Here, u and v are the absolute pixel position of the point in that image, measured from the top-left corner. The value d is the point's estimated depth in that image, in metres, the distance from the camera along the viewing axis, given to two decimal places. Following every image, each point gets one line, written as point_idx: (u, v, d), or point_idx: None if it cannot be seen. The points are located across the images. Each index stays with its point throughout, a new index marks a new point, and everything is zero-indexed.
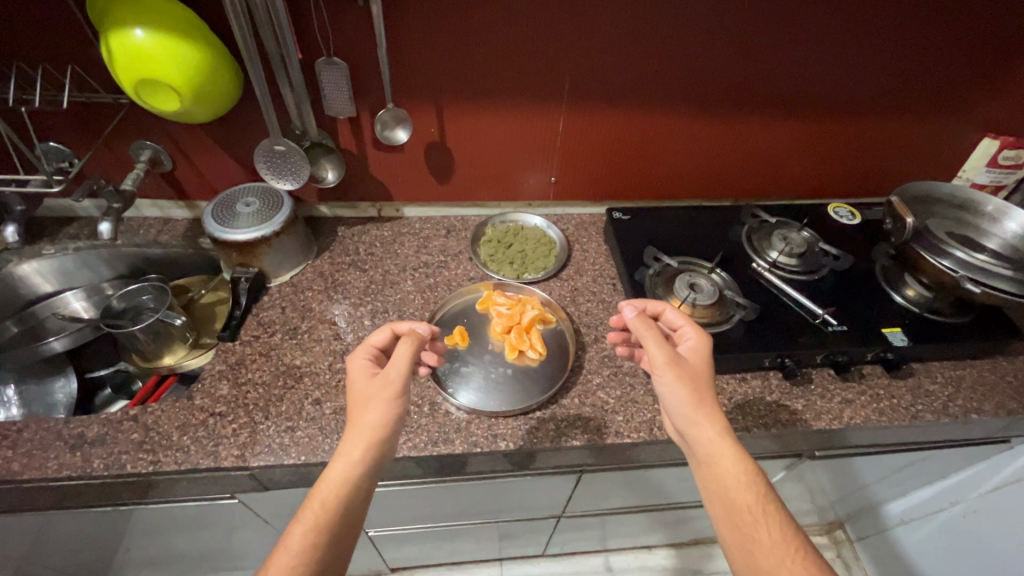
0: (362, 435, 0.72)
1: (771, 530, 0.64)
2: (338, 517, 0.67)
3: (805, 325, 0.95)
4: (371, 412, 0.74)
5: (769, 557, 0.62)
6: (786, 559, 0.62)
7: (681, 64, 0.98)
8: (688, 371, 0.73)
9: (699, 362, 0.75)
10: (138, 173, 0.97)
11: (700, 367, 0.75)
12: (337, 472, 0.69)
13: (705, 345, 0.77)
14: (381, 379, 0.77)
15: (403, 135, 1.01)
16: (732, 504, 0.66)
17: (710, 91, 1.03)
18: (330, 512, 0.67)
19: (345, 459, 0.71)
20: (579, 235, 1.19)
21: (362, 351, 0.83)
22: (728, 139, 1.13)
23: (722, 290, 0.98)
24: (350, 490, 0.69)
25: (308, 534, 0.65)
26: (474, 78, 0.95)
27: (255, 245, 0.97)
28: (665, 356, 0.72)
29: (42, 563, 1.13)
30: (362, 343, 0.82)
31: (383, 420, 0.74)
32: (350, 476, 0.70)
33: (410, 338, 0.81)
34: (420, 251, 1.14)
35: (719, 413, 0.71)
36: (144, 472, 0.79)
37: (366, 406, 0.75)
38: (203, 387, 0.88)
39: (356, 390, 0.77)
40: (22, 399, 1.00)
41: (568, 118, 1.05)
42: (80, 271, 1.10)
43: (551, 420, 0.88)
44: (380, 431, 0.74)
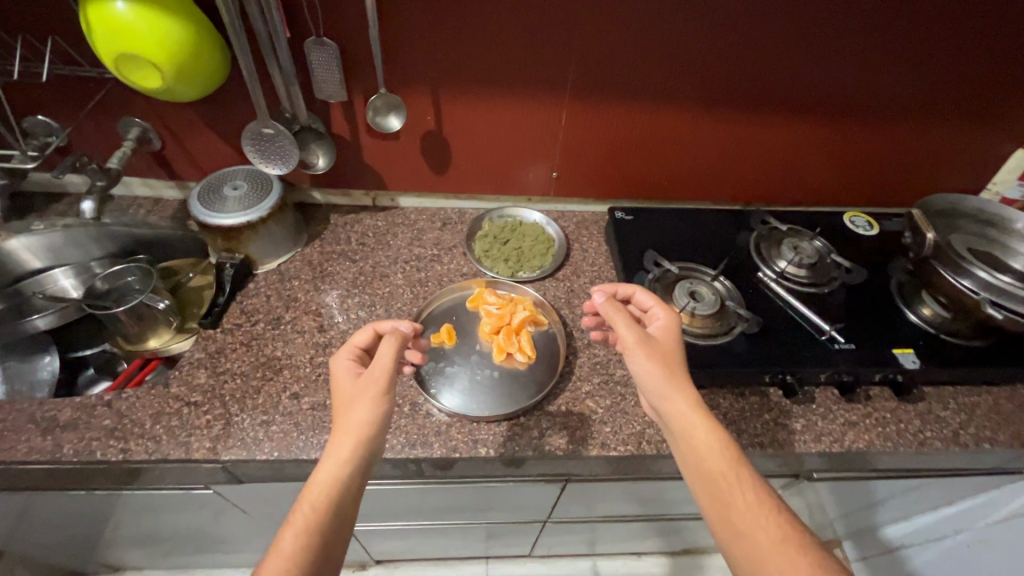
0: (351, 436, 0.69)
1: (746, 494, 0.62)
2: (328, 521, 0.64)
3: (810, 341, 0.89)
4: (359, 411, 0.71)
5: (746, 520, 0.61)
6: (762, 521, 0.61)
7: (695, 59, 0.92)
8: (656, 347, 0.72)
9: (670, 338, 0.74)
10: (123, 151, 0.96)
11: (669, 342, 0.74)
12: (328, 474, 0.67)
13: (674, 323, 0.77)
14: (366, 376, 0.75)
15: (397, 123, 0.97)
16: (707, 472, 0.64)
17: (724, 87, 0.97)
18: (318, 516, 0.64)
19: (334, 463, 0.68)
20: (579, 234, 1.14)
21: (346, 351, 0.80)
22: (741, 139, 1.07)
23: (724, 300, 0.93)
24: (339, 490, 0.66)
25: (297, 541, 0.62)
26: (474, 65, 0.91)
27: (240, 231, 0.94)
28: (635, 334, 0.71)
29: (25, 539, 1.13)
30: (349, 347, 0.79)
31: (374, 418, 0.71)
32: (339, 476, 0.67)
33: (394, 336, 0.79)
34: (414, 243, 1.10)
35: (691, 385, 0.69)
36: (114, 460, 0.77)
37: (354, 404, 0.72)
38: (181, 375, 0.86)
39: (343, 391, 0.75)
40: (5, 376, 0.98)
41: (572, 111, 1.00)
42: (69, 248, 1.08)
43: (535, 427, 0.85)
44: (372, 431, 0.71)
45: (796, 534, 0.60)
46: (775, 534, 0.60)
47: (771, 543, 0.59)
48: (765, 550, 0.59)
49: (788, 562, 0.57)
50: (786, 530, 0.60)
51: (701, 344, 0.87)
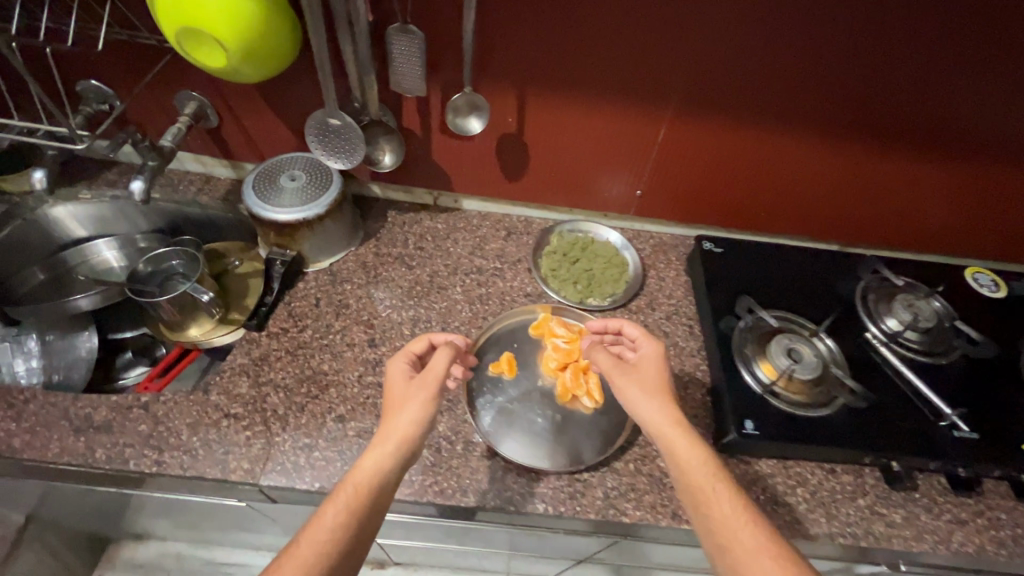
0: (392, 441, 0.62)
1: (724, 505, 0.58)
2: (348, 529, 0.56)
3: (919, 421, 0.78)
4: (405, 413, 0.65)
5: (726, 531, 0.57)
6: (740, 530, 0.56)
7: (831, 84, 0.79)
8: (631, 375, 0.70)
9: (646, 362, 0.72)
10: (179, 128, 0.87)
11: (647, 368, 0.71)
12: (365, 472, 0.60)
13: (656, 349, 0.72)
14: (417, 381, 0.68)
15: (477, 125, 0.87)
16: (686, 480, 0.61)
17: (853, 116, 0.84)
18: (340, 521, 0.56)
19: (367, 465, 0.60)
20: (656, 260, 1.03)
21: (401, 357, 0.73)
22: (858, 175, 0.93)
23: (826, 363, 0.81)
24: (369, 496, 0.58)
25: (311, 546, 0.54)
26: (572, 67, 0.79)
27: (296, 228, 0.86)
28: (610, 369, 0.72)
29: (54, 511, 1.11)
30: (405, 352, 0.73)
31: (418, 423, 0.64)
32: (370, 480, 0.59)
33: (447, 349, 0.72)
34: (475, 252, 1.01)
35: (669, 405, 0.67)
36: (146, 472, 0.72)
37: (400, 408, 0.65)
38: (221, 382, 0.80)
39: (393, 391, 0.68)
40: (44, 351, 0.93)
41: (671, 127, 0.88)
42: (115, 219, 1.04)
43: (599, 486, 0.76)
44: (413, 436, 0.64)
45: (778, 545, 0.55)
46: (754, 542, 0.55)
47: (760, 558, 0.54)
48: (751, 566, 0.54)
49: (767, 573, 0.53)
50: (767, 544, 0.55)
51: (795, 415, 0.77)
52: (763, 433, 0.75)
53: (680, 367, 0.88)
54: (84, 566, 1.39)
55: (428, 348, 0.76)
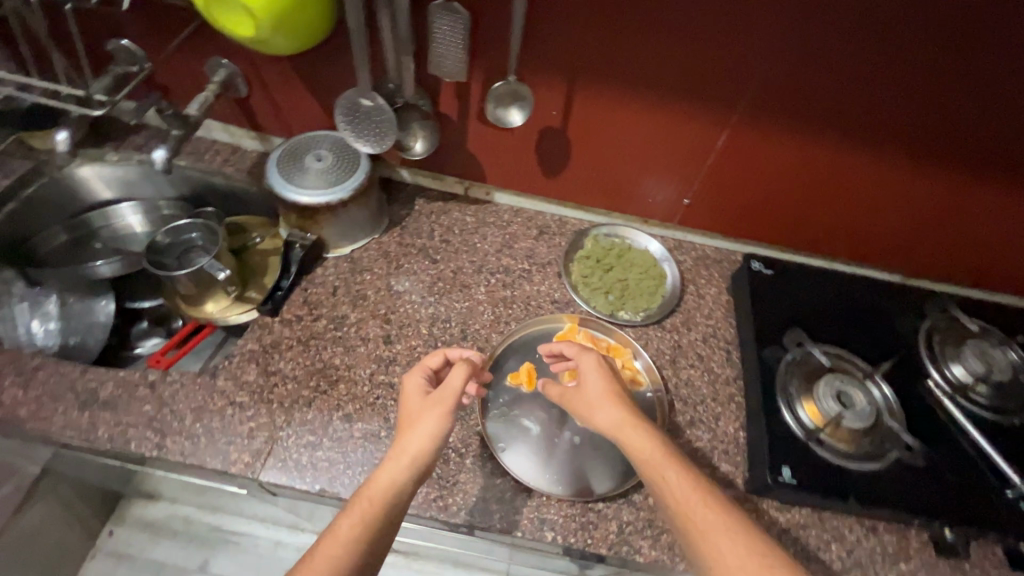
0: (406, 456, 0.58)
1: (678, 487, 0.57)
2: (358, 548, 0.52)
3: (978, 485, 0.70)
4: (419, 428, 0.60)
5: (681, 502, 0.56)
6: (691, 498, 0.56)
7: (922, 99, 0.69)
8: (574, 395, 0.68)
9: (586, 372, 0.69)
10: (206, 97, 0.83)
11: (587, 376, 0.69)
12: (380, 487, 0.56)
13: (591, 356, 0.70)
14: (433, 397, 0.63)
15: (519, 118, 0.80)
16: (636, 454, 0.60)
17: (944, 138, 0.74)
18: (349, 541, 0.52)
19: (378, 483, 0.56)
20: (696, 275, 0.95)
21: (417, 372, 0.69)
22: (938, 204, 0.83)
23: (880, 412, 0.74)
24: (379, 513, 0.54)
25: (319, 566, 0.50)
26: (628, 59, 0.72)
27: (318, 211, 0.82)
28: (561, 398, 0.70)
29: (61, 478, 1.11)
30: (420, 367, 0.69)
31: (431, 439, 0.59)
32: (380, 497, 0.55)
33: (465, 364, 0.66)
34: (503, 250, 0.95)
35: (612, 407, 0.64)
36: (146, 455, 0.70)
37: (413, 423, 0.61)
38: (229, 367, 0.77)
39: (408, 405, 0.65)
40: (63, 314, 0.91)
41: (731, 133, 0.79)
42: (140, 183, 1.02)
43: (614, 519, 0.70)
44: (426, 453, 0.59)
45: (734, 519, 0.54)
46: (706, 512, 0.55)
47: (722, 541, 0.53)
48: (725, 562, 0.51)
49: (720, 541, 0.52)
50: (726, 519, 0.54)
51: (839, 466, 0.70)
52: (801, 483, 0.68)
53: (713, 397, 0.81)
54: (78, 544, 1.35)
55: (445, 363, 0.71)
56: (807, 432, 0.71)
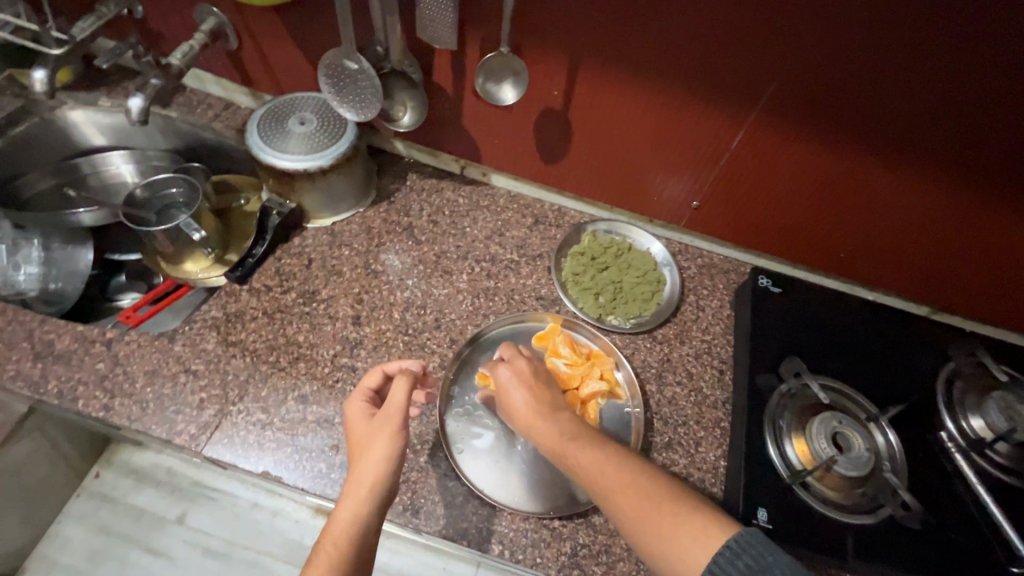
0: (363, 486, 0.53)
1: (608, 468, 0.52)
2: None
3: (980, 554, 0.63)
4: (371, 452, 0.55)
5: (591, 473, 0.52)
6: (600, 469, 0.52)
7: (976, 116, 0.60)
8: (505, 410, 0.63)
9: (504, 387, 0.63)
10: (190, 47, 0.78)
11: (503, 391, 0.63)
12: (342, 525, 0.51)
13: (502, 370, 0.63)
14: (379, 417, 0.58)
15: (512, 95, 0.73)
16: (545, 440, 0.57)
17: (992, 163, 0.64)
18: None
19: (341, 520, 0.51)
20: (699, 284, 0.88)
21: (358, 396, 0.63)
22: (977, 235, 0.73)
23: (879, 461, 0.66)
24: (345, 553, 0.49)
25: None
26: (640, 41, 0.64)
27: (295, 177, 0.77)
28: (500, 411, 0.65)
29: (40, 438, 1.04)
30: (363, 389, 0.63)
31: (386, 463, 0.54)
32: (341, 534, 0.51)
33: (404, 375, 0.61)
34: (492, 237, 0.89)
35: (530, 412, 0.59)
36: (93, 415, 0.68)
37: (366, 447, 0.56)
38: (188, 333, 0.74)
39: (357, 429, 0.59)
40: (46, 260, 0.90)
41: (748, 134, 0.71)
42: (132, 132, 0.99)
43: (569, 540, 0.66)
44: (384, 477, 0.54)
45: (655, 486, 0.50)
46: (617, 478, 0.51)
47: (659, 522, 0.47)
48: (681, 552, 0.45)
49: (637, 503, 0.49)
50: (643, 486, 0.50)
51: (824, 515, 0.63)
52: (776, 527, 0.62)
53: (697, 419, 0.75)
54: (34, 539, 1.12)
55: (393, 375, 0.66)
56: (792, 473, 0.64)
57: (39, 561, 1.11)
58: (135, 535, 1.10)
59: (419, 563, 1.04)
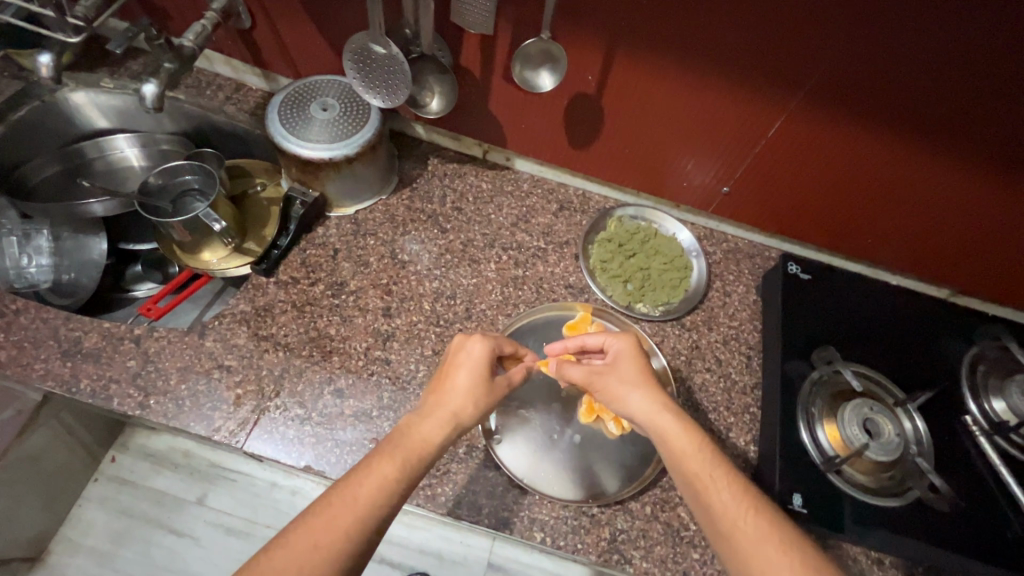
0: (444, 413, 0.56)
1: (724, 493, 0.50)
2: (394, 497, 0.48)
3: (998, 534, 0.66)
4: (457, 386, 0.58)
5: (728, 518, 0.49)
6: (744, 516, 0.48)
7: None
8: (603, 375, 0.62)
9: (617, 356, 0.63)
10: (203, 28, 0.74)
11: (616, 366, 0.63)
12: (422, 439, 0.53)
13: (626, 340, 0.64)
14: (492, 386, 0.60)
15: (550, 82, 0.71)
16: (682, 467, 0.53)
17: None
18: (386, 485, 0.48)
19: (420, 441, 0.53)
20: (725, 270, 0.88)
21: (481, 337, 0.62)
22: (1006, 224, 0.74)
23: (906, 446, 0.68)
24: (417, 467, 0.51)
25: (364, 506, 0.46)
26: (686, 27, 0.62)
27: (320, 167, 0.74)
28: (585, 377, 0.64)
29: (58, 431, 1.00)
30: (492, 338, 0.62)
31: (476, 412, 0.57)
32: (420, 454, 0.52)
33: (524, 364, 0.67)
34: (517, 224, 0.87)
35: (649, 393, 0.59)
36: (129, 413, 0.67)
37: (465, 392, 0.58)
38: (219, 328, 0.73)
39: (457, 369, 0.59)
40: (55, 250, 0.87)
41: (786, 121, 0.70)
42: (137, 114, 0.94)
43: (608, 526, 0.67)
44: (462, 418, 0.57)
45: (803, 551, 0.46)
46: (758, 530, 0.47)
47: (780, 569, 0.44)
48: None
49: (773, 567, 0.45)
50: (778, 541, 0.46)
51: (855, 498, 0.66)
52: (812, 513, 0.64)
53: (727, 405, 0.76)
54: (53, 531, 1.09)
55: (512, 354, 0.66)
56: (825, 460, 0.66)
57: (63, 544, 1.09)
58: (158, 517, 1.11)
59: (438, 537, 1.07)
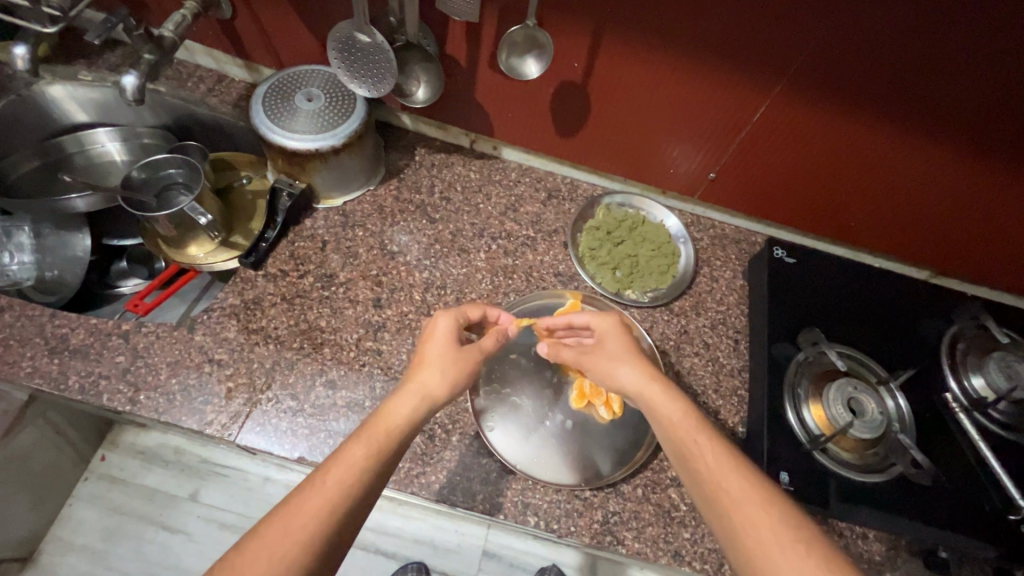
0: (421, 396, 0.56)
1: (717, 463, 0.50)
2: (367, 478, 0.47)
3: (977, 506, 0.68)
4: (434, 370, 0.58)
5: (721, 489, 0.49)
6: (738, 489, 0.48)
7: (1002, 98, 0.60)
8: (592, 356, 0.64)
9: (604, 335, 0.65)
10: (183, 17, 0.73)
11: (600, 345, 0.64)
12: (399, 422, 0.53)
13: (609, 319, 0.66)
14: (464, 353, 0.61)
15: (536, 69, 0.71)
16: (675, 440, 0.54)
17: (1008, 141, 0.65)
18: (358, 466, 0.48)
19: (393, 420, 0.53)
20: (712, 255, 0.89)
21: (452, 314, 0.64)
22: (983, 205, 0.75)
23: (889, 423, 0.70)
24: (390, 447, 0.50)
25: (336, 487, 0.45)
26: (673, 14, 0.62)
27: (305, 158, 0.74)
28: (577, 360, 0.66)
29: (44, 433, 0.99)
30: (454, 310, 0.65)
31: (448, 386, 0.57)
32: (393, 434, 0.51)
33: (498, 330, 0.66)
34: (506, 213, 0.88)
35: (637, 369, 0.60)
36: (119, 410, 0.67)
37: (434, 367, 0.58)
38: (208, 322, 0.73)
39: (428, 344, 0.61)
40: (38, 247, 0.86)
41: (770, 107, 0.71)
42: (117, 107, 0.93)
43: (601, 509, 0.69)
44: (437, 397, 0.57)
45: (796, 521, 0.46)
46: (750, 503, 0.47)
47: (767, 537, 0.44)
48: (768, 553, 0.44)
49: (764, 537, 0.45)
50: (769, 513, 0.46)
51: (839, 474, 0.67)
52: (798, 490, 0.66)
53: (715, 388, 0.77)
54: (42, 533, 1.08)
55: (481, 318, 0.68)
56: (810, 438, 0.68)
57: (53, 543, 1.08)
58: (151, 514, 1.11)
59: (432, 526, 1.09)
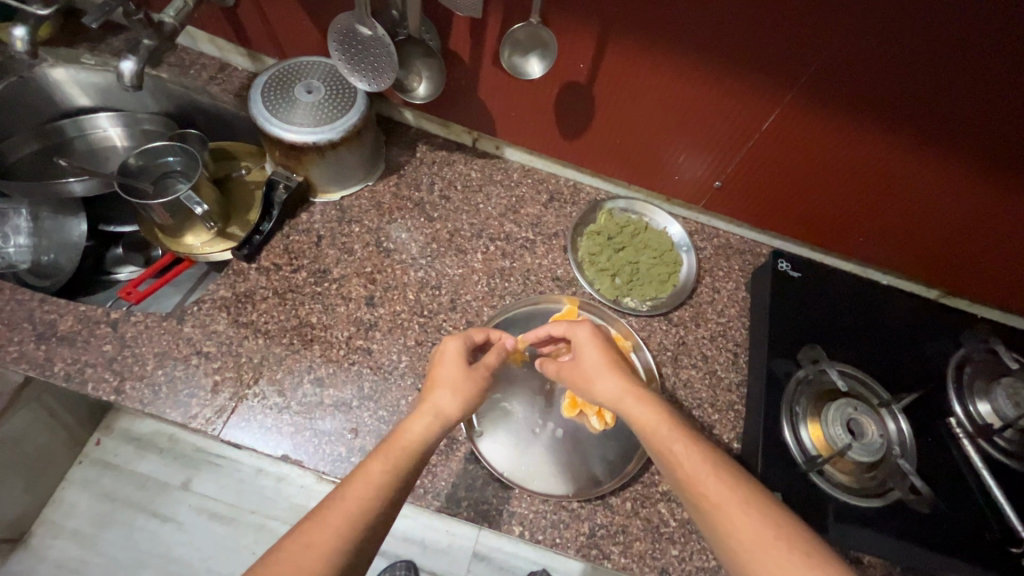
0: (434, 414, 0.54)
1: (714, 487, 0.47)
2: (386, 494, 0.46)
3: (977, 536, 0.66)
4: (448, 390, 0.57)
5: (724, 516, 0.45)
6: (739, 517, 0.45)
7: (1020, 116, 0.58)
8: (574, 369, 0.61)
9: (580, 345, 0.62)
10: (184, 4, 0.71)
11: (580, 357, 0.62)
12: (415, 440, 0.51)
13: (585, 328, 0.63)
14: (473, 376, 0.59)
15: (539, 69, 0.69)
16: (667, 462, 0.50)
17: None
18: (377, 482, 0.46)
19: (409, 438, 0.51)
20: (715, 266, 0.87)
21: (459, 336, 0.63)
22: (995, 226, 0.73)
23: (889, 446, 0.68)
24: (409, 466, 0.49)
25: (354, 503, 0.44)
26: (682, 17, 0.60)
27: (302, 151, 0.72)
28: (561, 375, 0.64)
29: (38, 416, 0.98)
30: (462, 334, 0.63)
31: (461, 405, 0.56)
32: (411, 452, 0.50)
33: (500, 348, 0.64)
34: (506, 214, 0.86)
35: (617, 380, 0.58)
36: (104, 399, 0.66)
37: (444, 387, 0.57)
38: (198, 314, 0.72)
39: (440, 366, 0.59)
40: (35, 230, 0.85)
41: (779, 115, 0.68)
42: (120, 92, 0.92)
43: (587, 521, 0.67)
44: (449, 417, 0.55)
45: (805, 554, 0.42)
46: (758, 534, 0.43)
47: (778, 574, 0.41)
48: None
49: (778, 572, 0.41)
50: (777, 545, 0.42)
51: (835, 497, 0.65)
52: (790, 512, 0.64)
53: (712, 402, 0.75)
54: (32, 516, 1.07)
55: (485, 342, 0.67)
56: (808, 459, 0.66)
57: (44, 526, 1.08)
58: (140, 502, 1.10)
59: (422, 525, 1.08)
